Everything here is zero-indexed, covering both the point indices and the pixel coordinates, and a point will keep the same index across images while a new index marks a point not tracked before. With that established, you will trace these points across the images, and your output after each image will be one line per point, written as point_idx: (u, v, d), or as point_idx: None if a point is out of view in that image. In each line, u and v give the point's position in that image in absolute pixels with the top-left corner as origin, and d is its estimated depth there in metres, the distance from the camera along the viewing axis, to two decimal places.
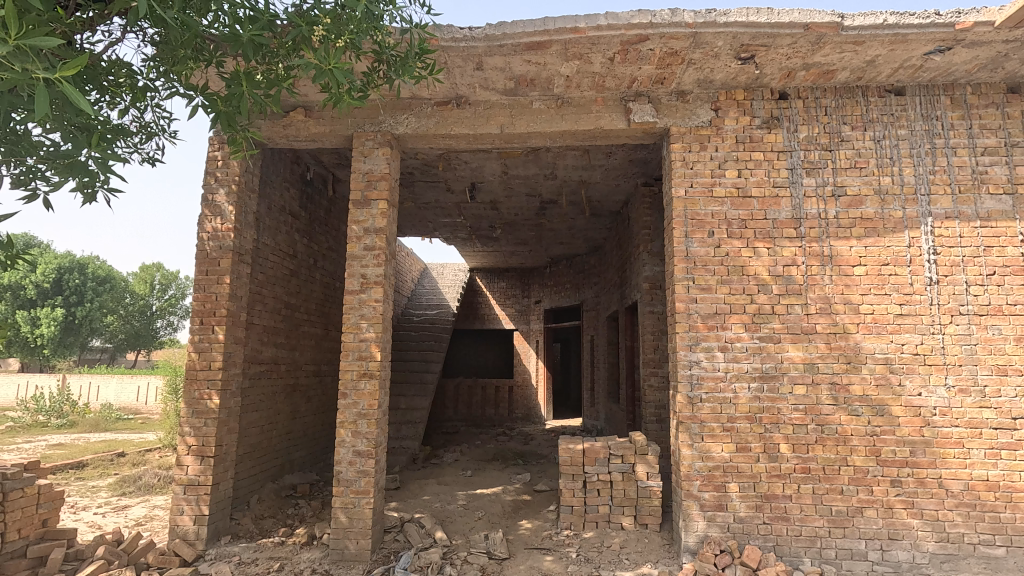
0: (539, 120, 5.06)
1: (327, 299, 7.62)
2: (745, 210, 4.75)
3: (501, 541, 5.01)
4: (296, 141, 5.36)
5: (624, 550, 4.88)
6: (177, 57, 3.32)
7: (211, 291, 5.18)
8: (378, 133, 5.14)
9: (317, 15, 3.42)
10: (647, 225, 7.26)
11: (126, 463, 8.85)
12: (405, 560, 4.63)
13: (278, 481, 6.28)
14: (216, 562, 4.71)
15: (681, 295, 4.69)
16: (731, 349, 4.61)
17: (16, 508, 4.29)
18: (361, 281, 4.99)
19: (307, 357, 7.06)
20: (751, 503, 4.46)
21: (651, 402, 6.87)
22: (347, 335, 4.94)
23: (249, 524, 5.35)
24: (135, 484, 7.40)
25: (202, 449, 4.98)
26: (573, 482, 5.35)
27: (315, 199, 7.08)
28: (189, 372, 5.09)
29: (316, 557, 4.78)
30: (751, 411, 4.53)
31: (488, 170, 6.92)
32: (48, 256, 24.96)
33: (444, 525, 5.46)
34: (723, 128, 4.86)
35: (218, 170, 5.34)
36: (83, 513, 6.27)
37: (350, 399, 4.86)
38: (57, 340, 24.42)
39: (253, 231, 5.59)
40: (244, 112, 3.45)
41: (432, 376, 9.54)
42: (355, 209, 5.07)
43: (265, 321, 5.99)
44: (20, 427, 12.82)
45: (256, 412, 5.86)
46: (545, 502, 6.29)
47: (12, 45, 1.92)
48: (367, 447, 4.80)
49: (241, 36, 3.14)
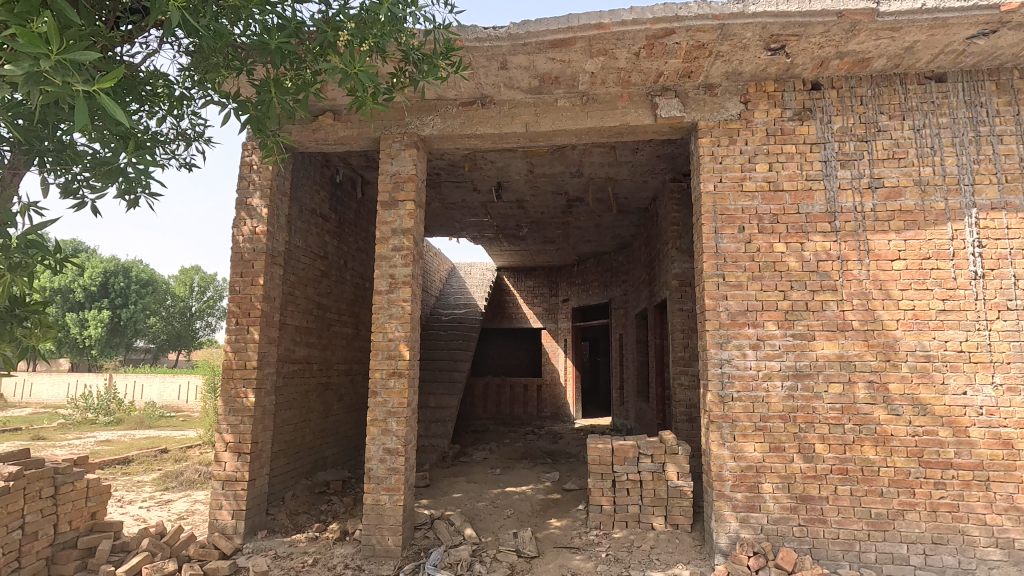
0: (564, 117, 5.04)
1: (357, 300, 7.77)
2: (777, 204, 4.64)
3: (530, 539, 5.01)
4: (326, 145, 5.47)
5: (654, 550, 4.83)
6: (210, 65, 3.38)
7: (247, 292, 5.34)
8: (405, 134, 5.19)
9: (342, 19, 3.45)
10: (676, 221, 7.15)
11: (169, 459, 9.20)
12: (436, 556, 4.69)
13: (312, 478, 6.42)
14: (253, 556, 4.85)
15: (711, 292, 4.61)
16: (763, 347, 4.51)
17: (66, 501, 4.50)
18: (390, 280, 5.06)
19: (339, 356, 7.21)
20: (786, 504, 4.36)
21: (681, 401, 6.79)
22: (377, 334, 5.02)
23: (284, 519, 5.48)
24: (177, 479, 7.68)
25: (239, 445, 5.14)
26: (602, 481, 5.32)
27: (344, 202, 7.21)
28: (226, 371, 5.25)
29: (348, 553, 4.87)
30: (785, 411, 4.42)
31: (514, 169, 6.94)
32: (93, 260, 25.94)
33: (473, 523, 5.49)
34: (753, 121, 4.76)
35: (251, 174, 5.49)
36: (129, 507, 6.53)
37: (380, 397, 4.94)
38: (104, 341, 25.48)
39: (285, 233, 5.73)
40: (273, 118, 3.52)
41: (461, 375, 9.60)
42: (383, 211, 5.14)
43: (297, 322, 6.13)
44: (70, 424, 13.46)
45: (290, 410, 6.02)
46: (574, 501, 6.27)
47: (54, 60, 1.96)
48: (397, 445, 4.87)
49: (270, 44, 3.21)
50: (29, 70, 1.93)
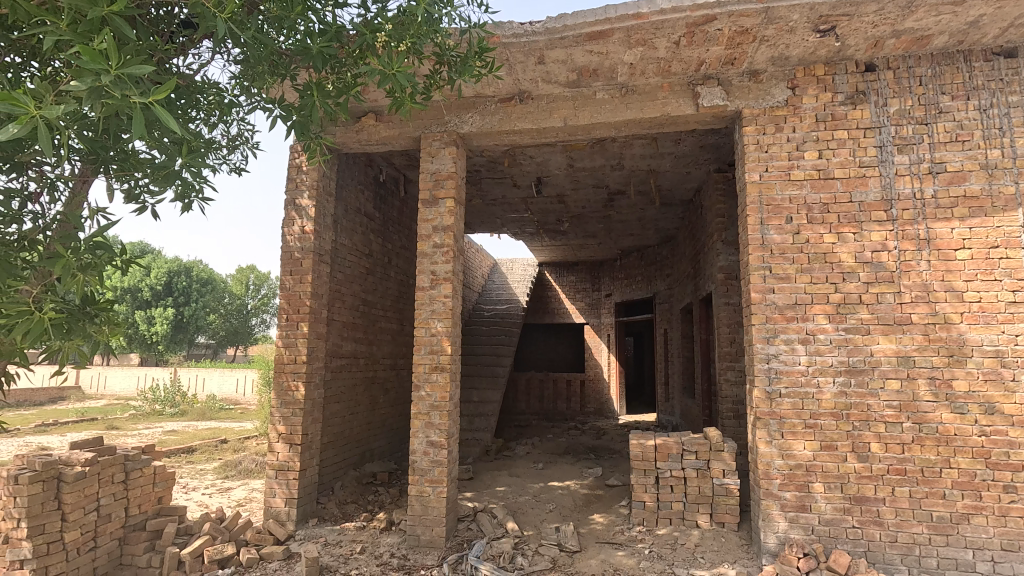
0: (603, 110, 4.99)
1: (401, 296, 7.95)
2: (828, 193, 4.45)
3: (572, 534, 5.02)
4: (369, 145, 5.61)
5: (699, 549, 4.74)
6: (257, 73, 3.47)
7: (296, 290, 5.56)
8: (444, 133, 5.27)
9: (380, 22, 3.50)
10: (721, 213, 6.97)
11: (229, 450, 9.68)
12: (478, 548, 4.74)
13: (359, 469, 6.63)
14: (305, 542, 5.06)
15: (757, 285, 4.47)
16: (813, 342, 4.34)
17: (136, 486, 4.82)
18: (431, 277, 5.16)
19: (384, 351, 7.41)
20: (838, 505, 4.20)
21: (728, 398, 6.63)
22: (419, 330, 5.13)
23: (333, 508, 5.69)
24: (236, 468, 8.10)
25: (291, 436, 5.37)
26: (645, 477, 5.27)
27: (388, 201, 7.39)
28: (278, 365, 5.49)
29: (394, 543, 5.02)
30: (836, 408, 4.25)
31: (554, 164, 6.92)
32: (159, 261, 27.54)
33: (516, 516, 5.54)
34: (801, 107, 4.58)
35: (299, 176, 5.70)
36: (192, 493, 6.93)
37: (424, 391, 5.05)
38: (169, 337, 27.07)
39: (331, 232, 5.92)
40: (316, 121, 3.60)
41: (503, 370, 9.66)
42: (424, 209, 5.24)
43: (344, 318, 6.34)
44: (140, 415, 14.44)
45: (339, 403, 6.23)
46: (617, 497, 6.23)
47: (113, 75, 2.07)
48: (440, 438, 4.97)
49: (311, 49, 3.29)
50: (92, 85, 2.04)
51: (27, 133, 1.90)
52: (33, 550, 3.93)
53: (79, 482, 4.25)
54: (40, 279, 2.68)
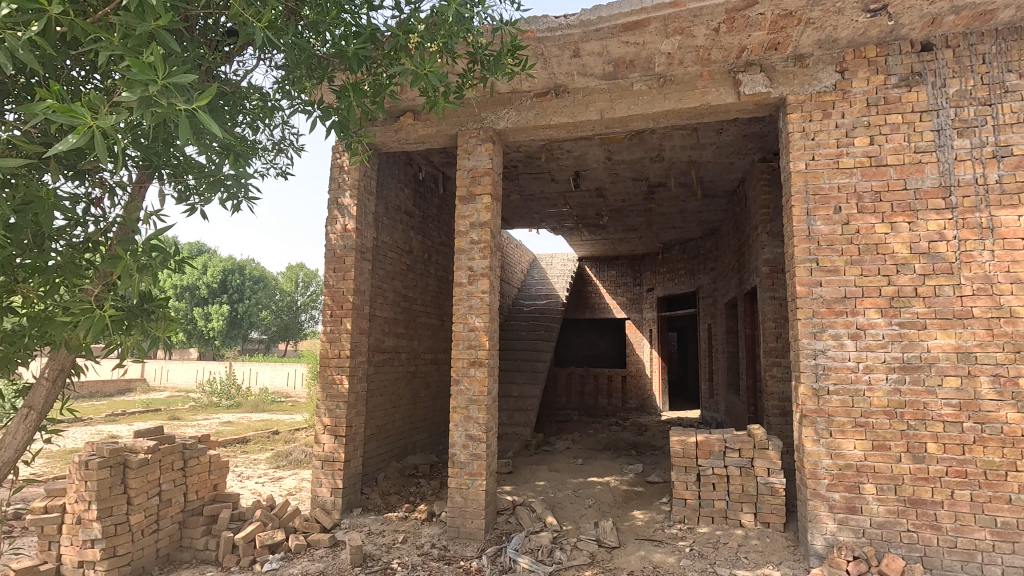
0: (641, 101, 4.91)
1: (441, 292, 8.07)
2: (880, 180, 4.25)
3: (611, 529, 4.99)
4: (408, 144, 5.71)
5: (743, 548, 4.63)
6: (296, 78, 3.53)
7: (339, 286, 5.73)
8: (481, 130, 5.30)
9: (414, 22, 3.54)
10: (766, 204, 6.74)
11: (280, 441, 10.09)
12: (517, 541, 4.78)
13: (402, 461, 6.79)
14: (350, 531, 5.24)
15: (803, 278, 4.31)
16: (864, 337, 4.16)
17: (193, 473, 5.09)
18: (469, 273, 5.21)
19: (425, 346, 7.54)
20: (891, 508, 4.02)
21: (773, 395, 6.44)
22: (458, 325, 5.19)
23: (377, 498, 5.86)
24: (287, 458, 8.44)
25: (336, 428, 5.55)
26: (685, 474, 5.19)
27: (427, 198, 7.51)
28: (323, 359, 5.68)
29: (435, 534, 5.12)
30: (889, 406, 4.07)
31: (592, 157, 6.86)
32: (215, 260, 28.88)
33: (555, 511, 5.56)
34: (850, 92, 4.37)
35: (342, 176, 5.86)
36: (246, 481, 7.27)
37: (462, 385, 5.12)
38: (225, 332, 28.39)
39: (373, 229, 6.07)
40: (354, 121, 3.66)
41: (543, 365, 9.67)
42: (461, 206, 5.29)
43: (386, 313, 6.48)
44: (199, 406, 15.23)
45: (381, 396, 6.39)
46: (658, 493, 6.15)
47: (160, 85, 2.18)
48: (478, 432, 5.03)
49: (347, 52, 3.36)
50: (141, 95, 2.16)
51: (84, 143, 2.03)
52: (102, 530, 4.24)
53: (142, 468, 4.54)
54: (102, 279, 2.85)
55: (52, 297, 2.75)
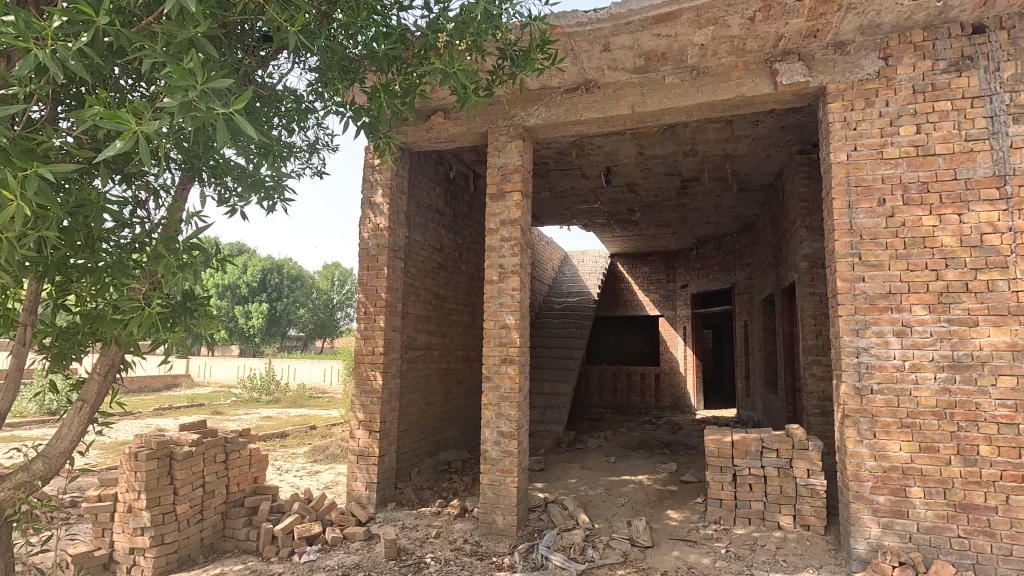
0: (673, 94, 4.82)
1: (472, 290, 8.12)
2: (927, 170, 4.06)
3: (644, 529, 4.93)
4: (438, 142, 5.76)
5: (782, 551, 4.52)
6: (329, 79, 3.58)
7: (372, 284, 5.83)
8: (511, 127, 5.29)
9: (444, 21, 3.56)
10: (804, 196, 6.54)
11: (317, 435, 10.35)
12: (549, 539, 4.78)
13: (435, 456, 6.86)
14: (384, 524, 5.33)
15: (845, 273, 4.16)
16: (910, 334, 3.99)
17: (235, 466, 5.27)
18: (499, 271, 5.23)
19: (457, 343, 7.60)
20: (940, 512, 3.85)
21: (813, 394, 6.25)
22: (489, 323, 5.22)
23: (410, 493, 5.94)
24: (324, 453, 8.64)
25: (371, 424, 5.66)
26: (721, 474, 5.09)
27: (458, 196, 7.56)
28: (358, 356, 5.79)
29: (467, 529, 5.17)
30: (938, 406, 3.89)
31: (623, 152, 6.78)
32: (255, 260, 29.78)
33: (587, 509, 5.53)
34: (895, 79, 4.19)
35: (374, 175, 5.95)
36: (285, 474, 7.49)
37: (494, 382, 5.14)
38: (265, 330, 29.26)
39: (405, 228, 6.15)
40: (385, 121, 3.70)
41: (574, 363, 9.62)
42: (492, 203, 5.30)
43: (418, 311, 6.56)
44: (241, 401, 15.76)
45: (414, 393, 6.48)
46: (692, 493, 6.05)
47: (200, 90, 2.24)
48: (510, 429, 5.05)
49: (378, 53, 3.41)
50: (182, 100, 2.23)
51: (130, 147, 2.12)
52: (151, 519, 4.44)
53: (187, 459, 4.72)
54: (148, 278, 2.96)
55: (103, 295, 2.87)
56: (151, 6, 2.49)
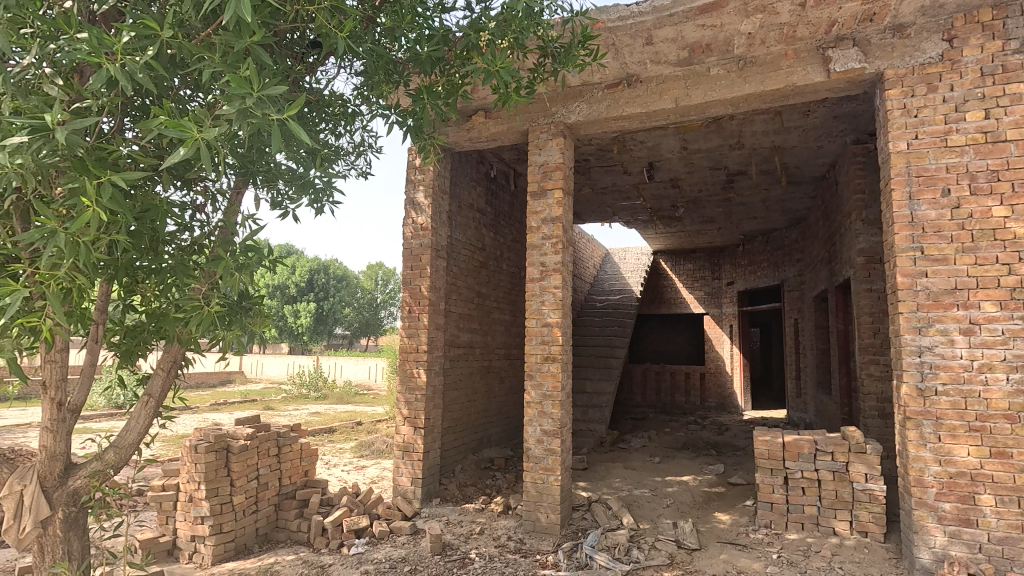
0: (718, 86, 4.70)
1: (513, 288, 8.14)
2: (997, 158, 3.82)
3: (691, 531, 4.84)
4: (479, 142, 5.80)
5: (837, 558, 4.34)
6: (375, 83, 3.64)
7: (415, 284, 5.93)
8: (552, 125, 5.27)
9: (485, 21, 3.58)
10: (860, 188, 6.25)
11: (363, 431, 10.61)
12: (593, 538, 4.75)
13: (478, 454, 6.92)
14: (430, 520, 5.41)
15: (905, 268, 3.95)
16: (979, 332, 3.76)
17: (287, 459, 5.45)
18: (541, 269, 5.22)
19: (499, 341, 7.64)
20: (1013, 522, 3.62)
21: (870, 395, 5.98)
22: (531, 321, 5.22)
23: (455, 489, 6.01)
24: (370, 448, 8.85)
25: (415, 421, 5.76)
26: (772, 477, 4.93)
27: (499, 195, 7.59)
28: (402, 354, 5.89)
29: (511, 526, 5.19)
30: (1011, 409, 3.66)
31: (666, 147, 6.65)
32: (303, 260, 30.77)
33: (632, 509, 5.46)
34: (960, 61, 3.96)
35: (417, 176, 6.04)
36: (333, 469, 7.71)
37: (536, 380, 5.14)
38: (312, 328, 30.19)
39: (447, 228, 6.22)
40: (429, 122, 3.75)
41: (617, 362, 9.51)
42: (533, 201, 5.30)
43: (461, 309, 6.63)
44: (290, 397, 16.32)
45: (457, 390, 6.55)
46: (741, 495, 5.88)
47: (256, 97, 2.33)
48: (553, 427, 5.04)
49: (422, 55, 3.46)
50: (240, 107, 2.32)
51: (192, 154, 2.22)
52: (210, 509, 4.66)
53: (243, 452, 4.92)
54: (207, 278, 3.09)
55: (166, 295, 3.02)
56: (210, 19, 2.61)
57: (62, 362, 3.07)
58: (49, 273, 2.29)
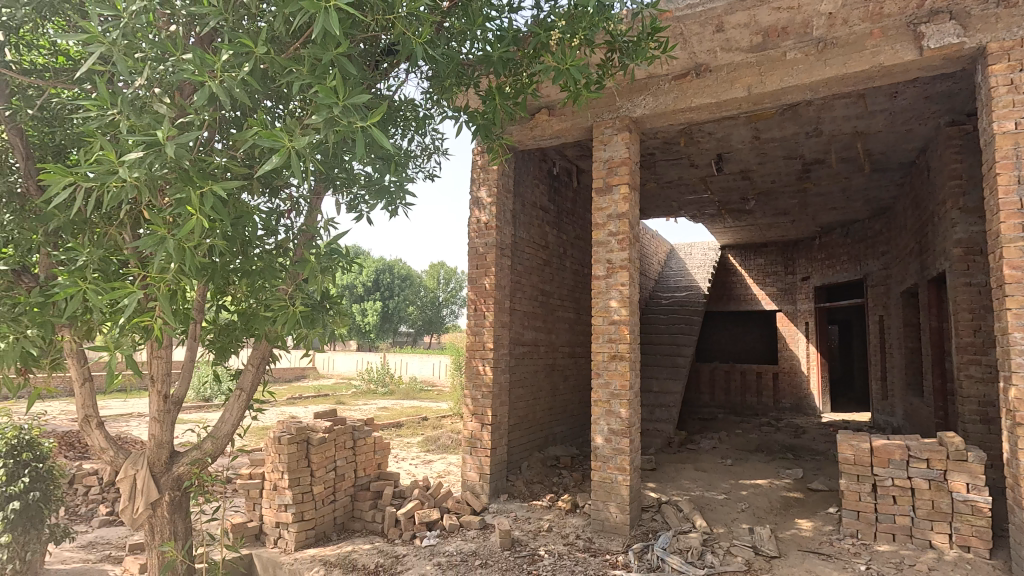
0: (796, 71, 4.47)
1: (577, 285, 8.08)
2: None
3: (769, 537, 4.65)
4: (543, 140, 5.81)
5: (935, 573, 4.03)
6: (446, 87, 3.72)
7: (481, 282, 6.02)
8: (617, 119, 5.18)
9: (555, 19, 3.59)
10: (956, 174, 5.77)
11: (429, 426, 10.88)
12: (664, 540, 4.65)
13: (544, 451, 6.94)
14: (498, 515, 5.48)
15: (1014, 260, 3.62)
16: None
17: (362, 452, 5.68)
18: (607, 266, 5.16)
19: (563, 339, 7.62)
20: None
21: (970, 398, 5.51)
22: (598, 319, 5.17)
23: (522, 486, 6.05)
24: (436, 443, 9.06)
25: (482, 417, 5.84)
26: (858, 484, 4.65)
27: (562, 192, 7.56)
28: (469, 351, 6.00)
29: (579, 525, 5.17)
30: None
31: (737, 137, 6.39)
32: (369, 261, 31.91)
33: (704, 512, 5.30)
34: None
35: (481, 176, 6.12)
36: (403, 462, 7.95)
37: (603, 379, 5.10)
38: (378, 326, 31.26)
39: (511, 226, 6.26)
40: (499, 123, 3.79)
41: (685, 360, 9.25)
42: (598, 197, 5.24)
43: (525, 307, 6.66)
44: (360, 392, 16.98)
45: (523, 388, 6.59)
46: (822, 502, 5.58)
47: (342, 105, 2.43)
48: (621, 426, 4.97)
49: (493, 56, 3.49)
50: (327, 116, 2.43)
51: (284, 162, 2.35)
52: (293, 497, 4.93)
53: (321, 445, 5.17)
54: (292, 279, 3.25)
55: (256, 296, 3.21)
56: (298, 34, 2.76)
57: (166, 358, 3.35)
58: (159, 276, 2.50)
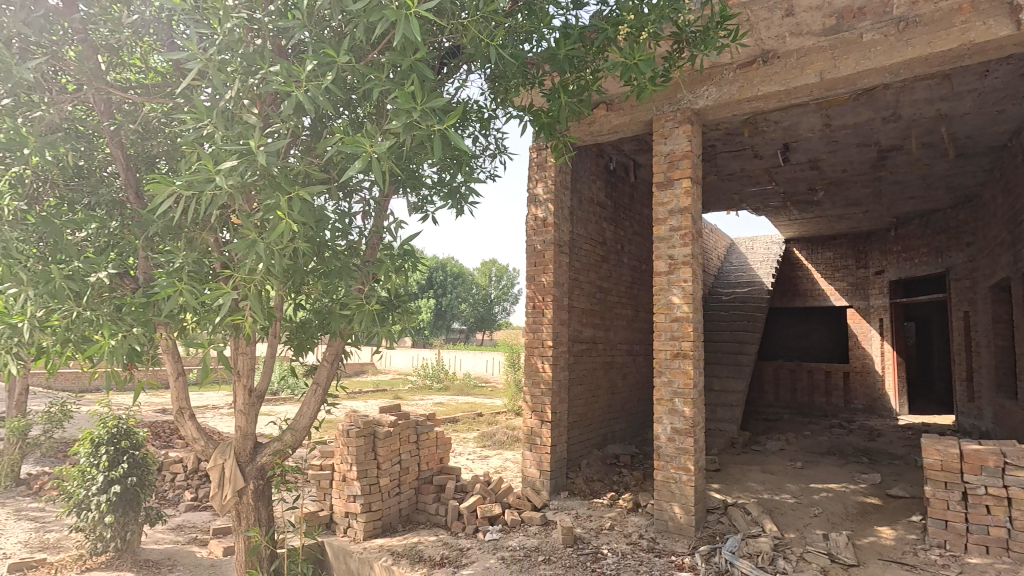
0: (874, 53, 4.22)
1: (635, 282, 7.95)
2: None
3: (846, 545, 4.44)
4: (601, 135, 5.75)
5: None
6: (510, 87, 3.74)
7: (539, 279, 6.03)
8: (678, 112, 5.05)
9: (621, 14, 3.56)
10: None
11: (485, 422, 11.00)
12: (732, 543, 4.52)
13: (603, 450, 6.88)
14: (559, 512, 5.49)
15: None
16: None
17: (425, 446, 5.81)
18: (669, 262, 5.06)
19: (621, 336, 7.52)
20: None
21: None
22: (660, 316, 5.07)
23: (582, 484, 6.02)
24: (492, 439, 9.15)
25: (542, 414, 5.86)
26: (946, 492, 4.36)
27: (619, 187, 7.45)
28: (528, 348, 6.02)
29: (642, 524, 5.11)
30: None
31: (805, 126, 6.11)
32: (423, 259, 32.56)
33: (774, 516, 5.12)
34: None
35: (538, 174, 6.12)
36: (461, 457, 8.08)
37: (666, 377, 5.00)
38: (433, 323, 31.87)
39: (568, 223, 6.23)
40: (564, 120, 3.79)
41: (748, 359, 8.94)
42: (659, 192, 5.13)
43: (583, 305, 6.62)
44: (416, 388, 17.38)
45: (581, 385, 6.56)
46: (903, 510, 5.27)
47: (419, 110, 2.50)
48: (685, 426, 4.87)
49: (559, 54, 3.50)
50: (405, 120, 2.51)
51: (364, 167, 2.45)
52: (361, 488, 5.12)
53: (387, 438, 5.33)
54: (364, 279, 3.36)
55: (331, 295, 3.34)
56: (374, 42, 2.87)
57: (250, 354, 3.54)
58: (249, 276, 2.66)
